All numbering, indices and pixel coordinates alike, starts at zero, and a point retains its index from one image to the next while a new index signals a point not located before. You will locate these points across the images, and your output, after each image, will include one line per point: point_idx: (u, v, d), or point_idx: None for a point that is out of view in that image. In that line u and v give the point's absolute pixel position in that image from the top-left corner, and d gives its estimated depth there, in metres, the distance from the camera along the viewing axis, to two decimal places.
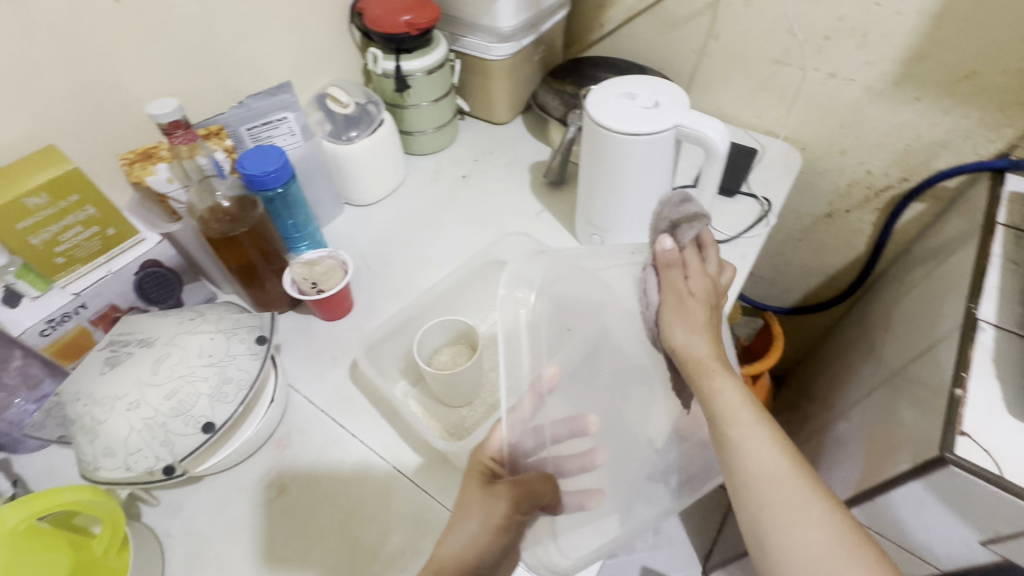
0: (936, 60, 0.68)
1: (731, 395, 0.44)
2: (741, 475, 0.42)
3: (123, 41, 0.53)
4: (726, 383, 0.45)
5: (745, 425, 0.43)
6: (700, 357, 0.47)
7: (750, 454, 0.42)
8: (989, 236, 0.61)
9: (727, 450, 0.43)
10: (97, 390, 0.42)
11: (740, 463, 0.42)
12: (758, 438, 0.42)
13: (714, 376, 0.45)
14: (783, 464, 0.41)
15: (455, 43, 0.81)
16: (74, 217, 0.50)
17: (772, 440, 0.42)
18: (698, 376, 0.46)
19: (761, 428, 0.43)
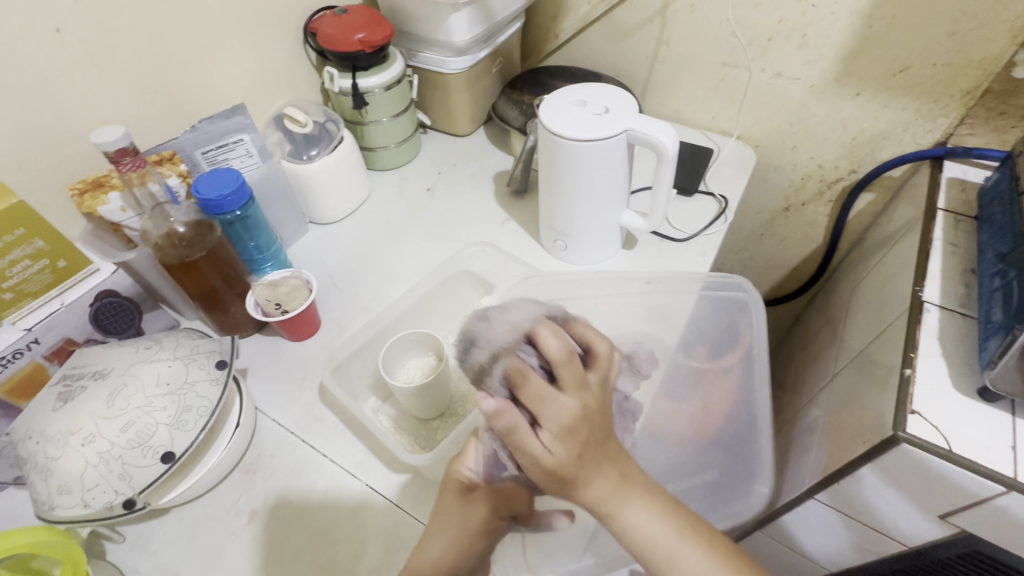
0: (870, 56, 0.71)
1: (602, 489, 0.41)
2: (653, 560, 0.41)
3: (67, 70, 0.53)
4: (634, 513, 0.41)
5: (666, 544, 0.41)
6: (596, 500, 0.41)
7: (640, 527, 0.41)
8: (931, 221, 0.63)
9: (654, 567, 0.41)
10: (49, 426, 0.41)
11: (653, 556, 0.41)
12: (671, 543, 0.41)
13: (583, 487, 0.41)
14: (702, 555, 0.41)
15: (412, 58, 0.82)
16: (20, 252, 0.49)
17: (681, 531, 0.42)
18: (601, 518, 0.42)
19: (665, 529, 0.42)
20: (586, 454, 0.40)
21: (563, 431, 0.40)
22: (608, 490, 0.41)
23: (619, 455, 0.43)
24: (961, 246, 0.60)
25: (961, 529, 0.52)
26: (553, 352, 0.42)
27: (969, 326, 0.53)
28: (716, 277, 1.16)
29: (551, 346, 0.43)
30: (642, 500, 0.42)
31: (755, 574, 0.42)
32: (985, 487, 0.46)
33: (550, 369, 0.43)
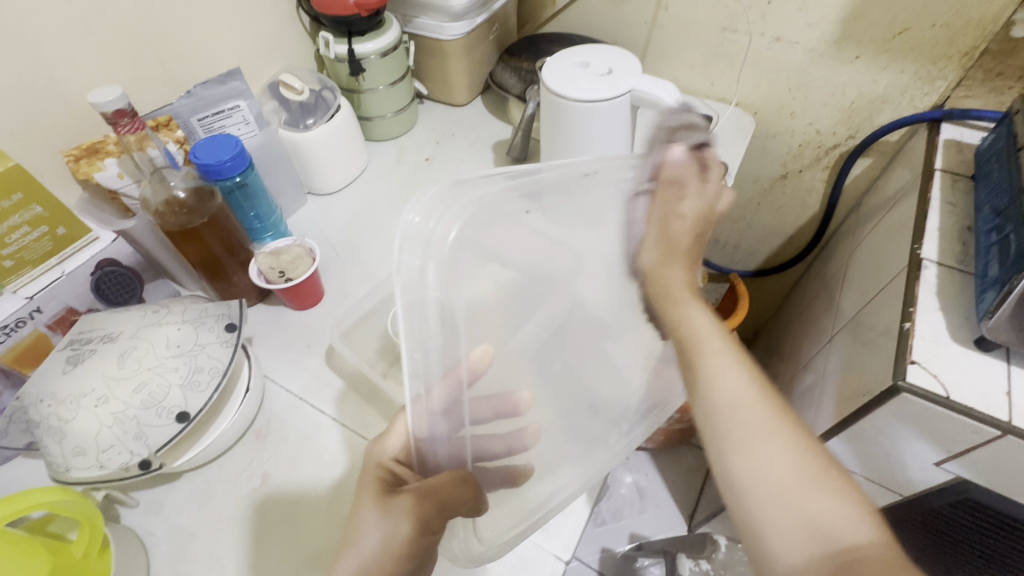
0: (870, 18, 0.71)
1: (693, 318, 0.42)
2: (706, 414, 0.37)
3: (54, 30, 0.51)
4: (691, 309, 0.43)
5: (705, 368, 0.39)
6: (669, 280, 0.45)
7: (693, 320, 0.42)
8: (929, 181, 0.64)
9: (692, 357, 0.40)
10: (61, 389, 0.41)
11: (709, 415, 0.37)
12: (715, 347, 0.40)
13: (669, 271, 0.45)
14: (746, 389, 0.37)
15: (407, 24, 0.81)
16: (19, 218, 0.48)
17: (723, 350, 0.40)
18: (662, 303, 0.44)
19: (713, 329, 0.41)
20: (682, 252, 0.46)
21: (661, 229, 0.46)
22: (676, 280, 0.45)
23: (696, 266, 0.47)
24: (959, 205, 0.61)
25: (956, 475, 0.55)
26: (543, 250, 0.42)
27: (966, 282, 0.54)
28: (713, 247, 1.17)
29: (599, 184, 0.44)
30: (695, 307, 0.43)
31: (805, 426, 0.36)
32: (980, 432, 0.48)
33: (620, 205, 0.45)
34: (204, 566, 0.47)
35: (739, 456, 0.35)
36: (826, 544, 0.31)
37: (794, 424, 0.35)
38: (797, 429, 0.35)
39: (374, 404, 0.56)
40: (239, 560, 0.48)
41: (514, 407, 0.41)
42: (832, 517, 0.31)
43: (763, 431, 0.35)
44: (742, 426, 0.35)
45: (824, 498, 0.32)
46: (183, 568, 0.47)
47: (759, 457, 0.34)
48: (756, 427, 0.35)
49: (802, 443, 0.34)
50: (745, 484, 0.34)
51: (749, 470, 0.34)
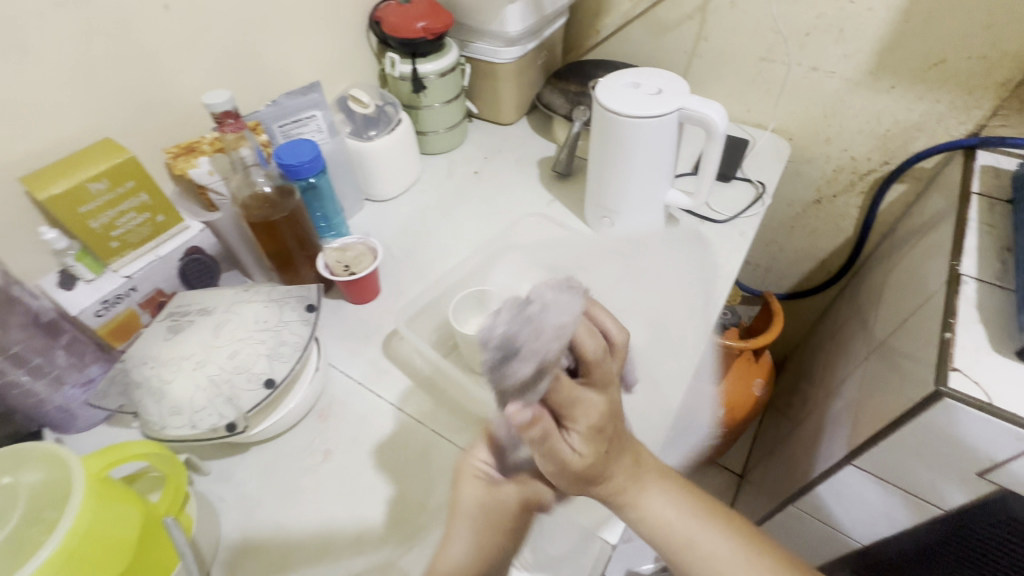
0: (906, 50, 0.75)
1: (618, 478, 0.43)
2: (665, 544, 0.44)
3: (170, 41, 0.58)
4: (653, 501, 0.44)
5: (680, 534, 0.43)
6: (619, 482, 0.43)
7: (658, 515, 0.43)
8: (965, 204, 0.66)
9: (671, 552, 0.44)
10: (164, 353, 0.47)
11: (667, 540, 0.43)
12: (683, 528, 0.43)
13: (604, 477, 0.42)
14: (698, 516, 0.44)
15: (464, 49, 0.87)
16: (129, 204, 0.54)
17: (695, 517, 0.44)
18: (618, 505, 0.44)
19: (680, 516, 0.44)
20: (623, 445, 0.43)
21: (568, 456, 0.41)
22: (624, 475, 0.43)
23: (632, 439, 0.45)
24: (997, 225, 0.63)
25: (997, 487, 0.55)
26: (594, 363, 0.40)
27: (1006, 297, 0.56)
28: (744, 270, 1.19)
29: (588, 343, 0.40)
30: (660, 486, 0.45)
31: (752, 539, 0.44)
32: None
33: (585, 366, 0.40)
34: (269, 530, 0.50)
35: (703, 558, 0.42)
36: None
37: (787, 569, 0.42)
38: (754, 541, 0.44)
39: (426, 390, 0.60)
40: (300, 527, 0.51)
41: (553, 424, 0.48)
42: None
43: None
44: None
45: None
46: (251, 532, 0.50)
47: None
48: None
49: (748, 549, 0.43)
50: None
51: (710, 567, 0.42)
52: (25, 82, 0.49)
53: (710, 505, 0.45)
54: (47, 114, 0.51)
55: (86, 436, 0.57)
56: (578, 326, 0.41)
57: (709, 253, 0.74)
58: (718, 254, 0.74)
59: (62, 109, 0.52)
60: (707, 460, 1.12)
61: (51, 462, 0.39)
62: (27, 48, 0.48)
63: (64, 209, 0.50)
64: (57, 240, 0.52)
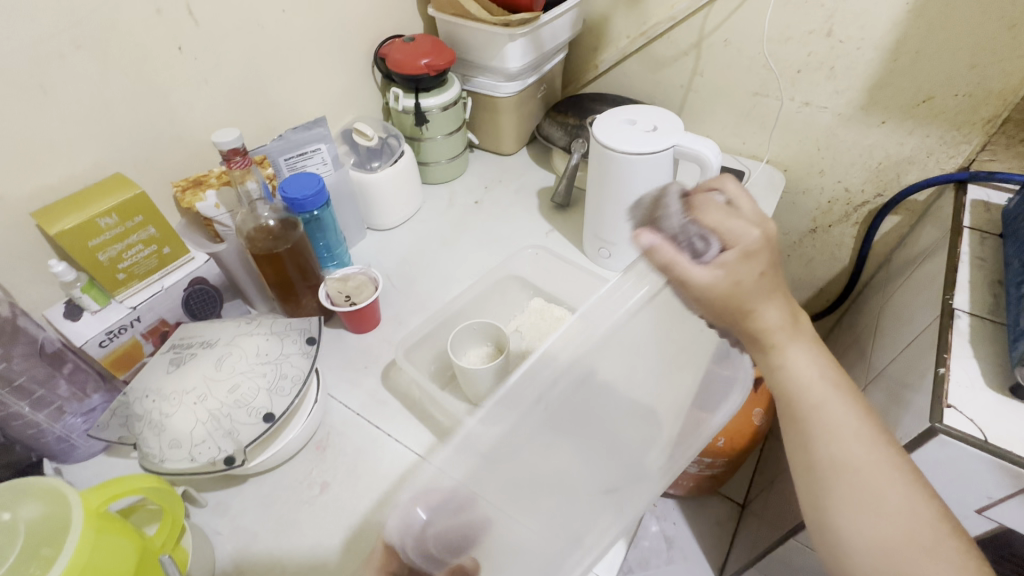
0: (895, 87, 0.77)
1: (795, 349, 0.45)
2: (795, 395, 0.44)
3: (182, 81, 0.60)
4: (796, 352, 0.44)
5: (814, 393, 0.43)
6: (771, 326, 0.44)
7: (797, 365, 0.44)
8: (957, 238, 0.68)
9: (793, 410, 0.44)
10: (165, 386, 0.47)
11: (799, 395, 0.44)
12: (820, 391, 0.43)
13: (762, 313, 0.44)
14: (839, 390, 0.44)
15: (466, 83, 0.90)
16: (136, 237, 0.56)
17: (835, 388, 0.44)
18: (757, 345, 0.46)
19: (817, 374, 0.44)
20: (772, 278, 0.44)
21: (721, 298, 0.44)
22: (780, 324, 0.44)
23: (792, 297, 0.46)
24: (988, 259, 0.64)
25: (998, 525, 0.54)
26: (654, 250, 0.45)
27: (999, 332, 0.57)
28: None
29: (710, 215, 0.45)
30: (803, 346, 0.45)
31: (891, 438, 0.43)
32: (1021, 477, 0.49)
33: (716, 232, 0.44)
34: (264, 565, 0.50)
35: (830, 434, 0.42)
36: (886, 554, 0.40)
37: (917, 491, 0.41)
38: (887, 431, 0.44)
39: (424, 422, 0.60)
40: (292, 565, 0.50)
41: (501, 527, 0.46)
42: (892, 536, 0.40)
43: (873, 500, 0.40)
44: (849, 482, 0.41)
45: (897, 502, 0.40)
46: (245, 567, 0.50)
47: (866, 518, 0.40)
48: (862, 484, 0.41)
49: (883, 439, 0.42)
50: (849, 515, 0.41)
51: (822, 448, 0.42)
52: (42, 120, 0.51)
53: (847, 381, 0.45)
54: (61, 150, 0.53)
55: (84, 467, 0.57)
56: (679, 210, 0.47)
57: None
58: None
59: (76, 145, 0.54)
60: (707, 490, 1.11)
61: (52, 496, 0.40)
62: (48, 88, 0.50)
63: (73, 243, 0.52)
64: (65, 272, 0.52)
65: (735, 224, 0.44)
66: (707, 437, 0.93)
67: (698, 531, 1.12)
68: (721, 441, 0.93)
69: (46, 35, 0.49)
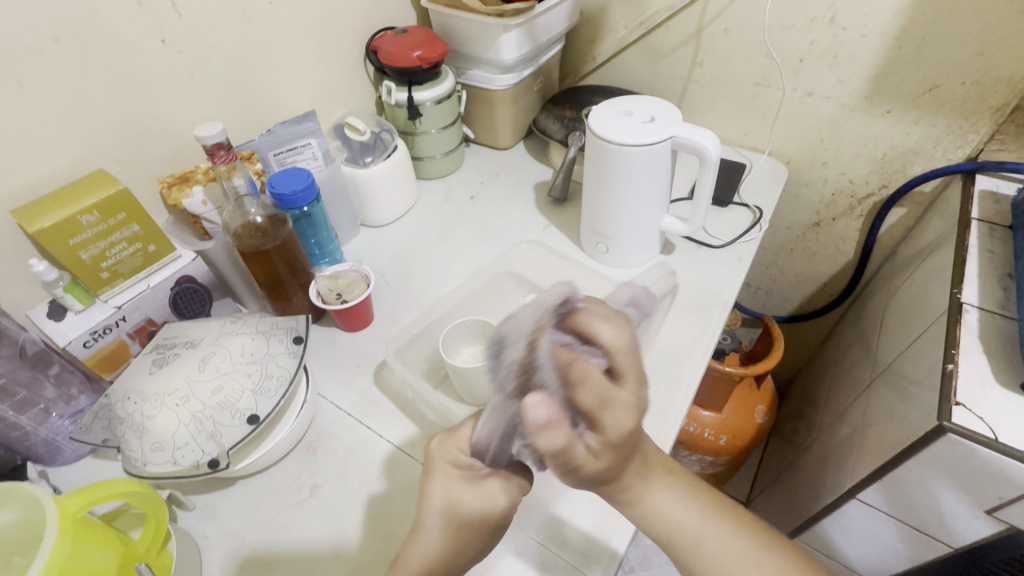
0: (900, 76, 0.75)
1: (666, 499, 0.43)
2: (670, 538, 0.42)
3: (166, 75, 0.59)
4: (659, 497, 0.43)
5: (687, 528, 0.42)
6: (630, 483, 0.42)
7: (663, 511, 0.42)
8: (965, 230, 0.65)
9: (679, 553, 0.42)
10: (147, 388, 0.46)
11: (673, 536, 0.42)
12: (695, 522, 0.43)
13: (621, 478, 0.42)
14: (701, 512, 0.43)
15: (461, 76, 0.88)
16: (120, 234, 0.54)
17: (706, 516, 0.43)
18: (625, 505, 0.43)
19: (686, 511, 0.43)
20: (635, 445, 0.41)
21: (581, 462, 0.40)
22: (634, 474, 0.42)
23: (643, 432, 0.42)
24: (997, 252, 0.62)
25: (1008, 525, 0.52)
26: (545, 428, 0.37)
27: (1009, 326, 0.55)
28: (745, 292, 1.18)
29: (605, 333, 0.39)
30: (665, 485, 0.44)
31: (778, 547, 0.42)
32: None
33: (610, 362, 0.39)
34: (252, 569, 0.49)
35: (719, 567, 0.41)
36: None
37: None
38: (779, 549, 0.42)
39: (416, 422, 0.59)
40: (280, 569, 0.49)
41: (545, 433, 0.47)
42: None
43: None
44: None
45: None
46: (233, 571, 0.49)
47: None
48: None
49: (766, 545, 0.42)
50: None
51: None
52: (18, 115, 0.49)
53: (720, 504, 0.44)
54: (41, 146, 0.52)
55: (71, 470, 0.55)
56: (550, 351, 0.39)
57: (706, 279, 0.73)
58: (715, 279, 0.73)
59: (56, 141, 0.53)
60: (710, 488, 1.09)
61: (27, 501, 0.38)
62: (25, 82, 0.49)
63: (54, 242, 0.50)
64: (47, 271, 0.51)
65: (599, 376, 0.38)
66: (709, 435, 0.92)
67: None
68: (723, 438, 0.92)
69: (21, 27, 0.47)
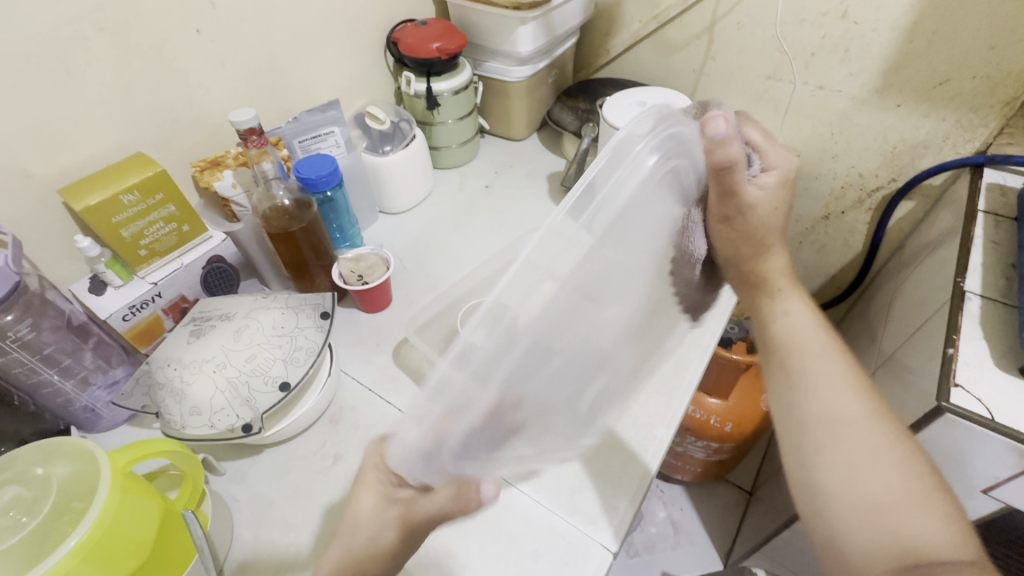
0: (911, 70, 0.76)
1: (794, 307, 0.52)
2: (782, 345, 0.49)
3: (199, 64, 0.62)
4: (793, 306, 0.52)
5: (809, 344, 0.48)
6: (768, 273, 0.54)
7: (790, 320, 0.50)
8: (971, 221, 0.67)
9: (784, 359, 0.48)
10: (185, 355, 0.50)
11: (786, 343, 0.49)
12: (816, 344, 0.48)
13: (765, 257, 0.54)
14: (829, 344, 0.48)
15: (477, 67, 0.90)
16: (157, 214, 0.57)
17: (829, 348, 0.48)
18: (759, 290, 0.54)
19: (817, 334, 0.49)
20: (771, 235, 0.54)
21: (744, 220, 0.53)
22: (777, 267, 0.54)
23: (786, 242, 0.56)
24: (1002, 243, 0.64)
25: (1004, 505, 0.54)
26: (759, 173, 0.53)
27: (1010, 314, 0.56)
28: None
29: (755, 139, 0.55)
30: (788, 311, 0.51)
31: (884, 412, 0.44)
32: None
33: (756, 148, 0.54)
34: (280, 530, 0.52)
35: (824, 395, 0.44)
36: (900, 543, 0.38)
37: (914, 462, 0.41)
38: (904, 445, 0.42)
39: None
40: (306, 530, 0.52)
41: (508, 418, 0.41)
42: (921, 531, 0.38)
43: (863, 458, 0.41)
44: (840, 442, 0.42)
45: (882, 466, 0.41)
46: (262, 532, 0.52)
47: (855, 475, 0.41)
48: (850, 442, 0.42)
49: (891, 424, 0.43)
50: (837, 475, 0.41)
51: (817, 401, 0.44)
52: (68, 101, 0.53)
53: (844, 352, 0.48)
54: (86, 130, 0.55)
55: (109, 437, 0.59)
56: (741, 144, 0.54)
57: None
58: None
59: (99, 125, 0.56)
60: (715, 476, 1.11)
61: (80, 455, 0.42)
62: (71, 70, 0.52)
63: (98, 220, 0.53)
64: (91, 248, 0.54)
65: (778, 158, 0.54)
66: (714, 422, 0.94)
67: (705, 516, 1.14)
68: (729, 425, 0.93)
69: (69, 17, 0.50)
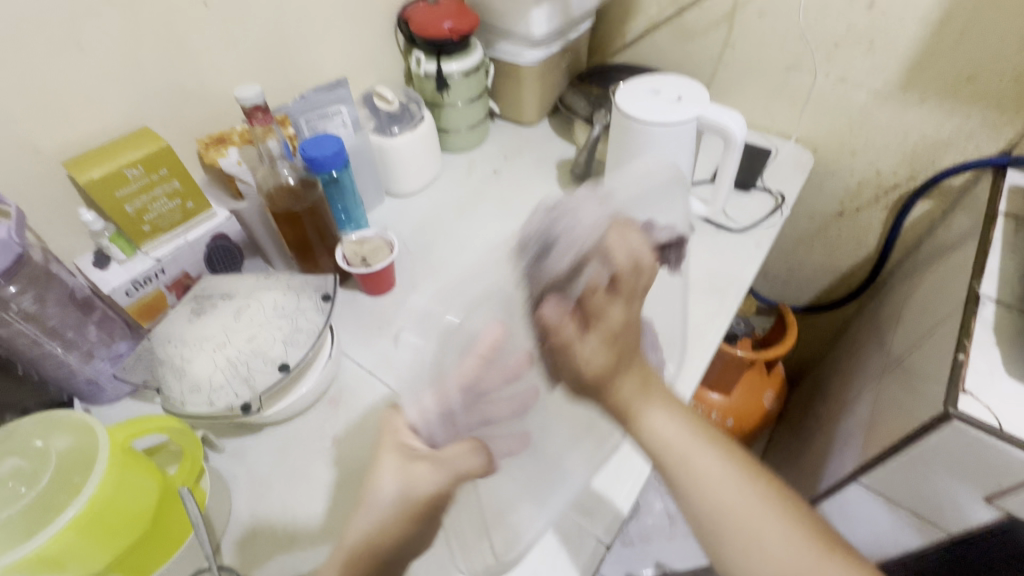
0: (938, 65, 0.73)
1: (648, 408, 0.45)
2: (666, 459, 0.44)
3: (207, 38, 0.61)
4: (653, 417, 0.45)
5: (679, 445, 0.44)
6: (626, 400, 0.45)
7: (659, 429, 0.44)
8: (990, 225, 0.65)
9: (669, 473, 0.44)
10: (187, 333, 0.50)
11: (669, 456, 0.44)
12: (686, 443, 0.44)
13: (620, 383, 0.45)
14: (693, 436, 0.45)
15: (490, 49, 0.88)
16: (161, 189, 0.57)
17: (696, 439, 0.45)
18: (622, 419, 0.46)
19: (682, 434, 0.45)
20: (623, 357, 0.46)
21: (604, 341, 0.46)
22: (633, 391, 0.45)
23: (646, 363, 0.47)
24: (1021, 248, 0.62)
25: (1004, 513, 0.53)
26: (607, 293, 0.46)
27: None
28: (762, 280, 1.18)
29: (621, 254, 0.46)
30: (661, 408, 0.46)
31: (752, 470, 0.44)
32: None
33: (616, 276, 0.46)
34: (278, 509, 0.53)
35: (707, 480, 0.43)
36: None
37: (794, 517, 0.42)
38: (781, 503, 0.42)
39: None
40: (303, 510, 0.52)
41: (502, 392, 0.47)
42: None
43: (754, 530, 0.41)
44: (735, 527, 0.41)
45: (778, 537, 0.40)
46: (260, 510, 0.53)
47: (759, 555, 0.40)
48: (744, 525, 0.41)
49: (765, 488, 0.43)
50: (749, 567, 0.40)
51: (701, 497, 0.42)
52: (73, 72, 0.52)
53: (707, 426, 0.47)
54: (92, 103, 0.54)
55: (113, 410, 0.60)
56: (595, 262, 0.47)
57: (722, 262, 0.73)
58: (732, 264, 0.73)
59: (105, 98, 0.55)
60: None
61: (82, 429, 0.42)
62: (77, 40, 0.51)
63: (102, 193, 0.53)
64: (94, 222, 0.54)
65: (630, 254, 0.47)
66: (715, 417, 0.93)
67: None
68: (730, 421, 0.93)
69: None
